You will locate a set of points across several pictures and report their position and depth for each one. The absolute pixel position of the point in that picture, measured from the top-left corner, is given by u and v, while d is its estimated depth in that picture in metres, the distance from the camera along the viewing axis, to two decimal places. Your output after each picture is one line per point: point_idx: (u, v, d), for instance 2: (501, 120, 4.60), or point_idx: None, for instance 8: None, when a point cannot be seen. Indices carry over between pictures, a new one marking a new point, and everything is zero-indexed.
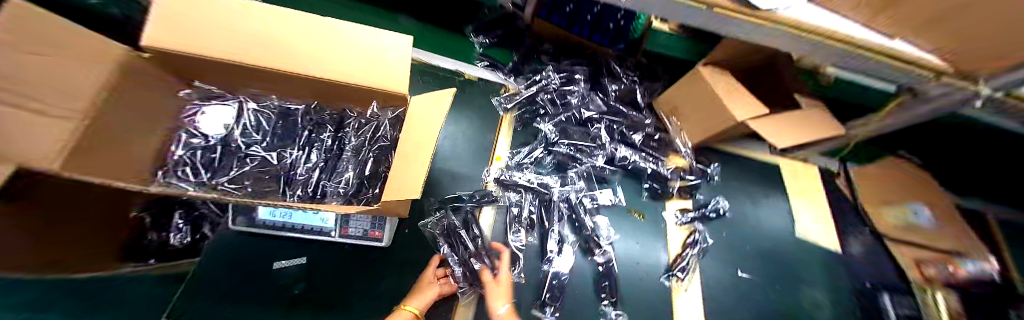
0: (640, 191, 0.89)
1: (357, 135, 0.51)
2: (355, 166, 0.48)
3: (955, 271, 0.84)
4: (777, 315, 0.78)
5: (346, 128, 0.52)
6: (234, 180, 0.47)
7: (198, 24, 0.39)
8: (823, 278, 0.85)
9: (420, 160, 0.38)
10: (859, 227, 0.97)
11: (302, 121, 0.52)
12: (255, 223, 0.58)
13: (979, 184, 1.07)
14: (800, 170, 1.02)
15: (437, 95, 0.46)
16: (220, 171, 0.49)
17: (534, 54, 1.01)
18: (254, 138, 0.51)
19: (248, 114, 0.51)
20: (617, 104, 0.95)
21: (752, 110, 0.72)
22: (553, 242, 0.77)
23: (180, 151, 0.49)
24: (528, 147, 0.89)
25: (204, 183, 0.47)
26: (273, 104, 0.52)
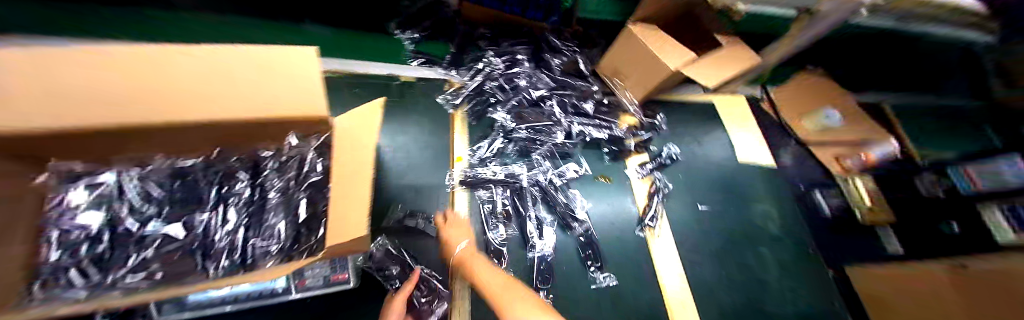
0: (602, 156, 0.92)
1: (279, 178, 0.47)
2: (285, 214, 0.44)
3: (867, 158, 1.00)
4: (738, 235, 0.88)
5: (264, 174, 0.48)
6: (134, 269, 0.40)
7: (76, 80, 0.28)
8: (769, 192, 0.96)
9: (360, 188, 0.34)
10: (786, 140, 1.10)
11: (204, 177, 0.47)
12: (188, 305, 0.50)
13: (871, 79, 1.26)
14: (733, 102, 1.12)
15: (362, 108, 0.40)
16: (118, 262, 0.40)
17: (471, 42, 0.96)
18: (148, 213, 0.44)
19: (132, 187, 0.44)
20: (563, 78, 0.95)
21: (682, 56, 0.77)
22: (533, 227, 0.78)
23: (54, 254, 0.39)
24: (487, 140, 0.86)
25: (100, 282, 0.39)
26: (161, 166, 0.46)
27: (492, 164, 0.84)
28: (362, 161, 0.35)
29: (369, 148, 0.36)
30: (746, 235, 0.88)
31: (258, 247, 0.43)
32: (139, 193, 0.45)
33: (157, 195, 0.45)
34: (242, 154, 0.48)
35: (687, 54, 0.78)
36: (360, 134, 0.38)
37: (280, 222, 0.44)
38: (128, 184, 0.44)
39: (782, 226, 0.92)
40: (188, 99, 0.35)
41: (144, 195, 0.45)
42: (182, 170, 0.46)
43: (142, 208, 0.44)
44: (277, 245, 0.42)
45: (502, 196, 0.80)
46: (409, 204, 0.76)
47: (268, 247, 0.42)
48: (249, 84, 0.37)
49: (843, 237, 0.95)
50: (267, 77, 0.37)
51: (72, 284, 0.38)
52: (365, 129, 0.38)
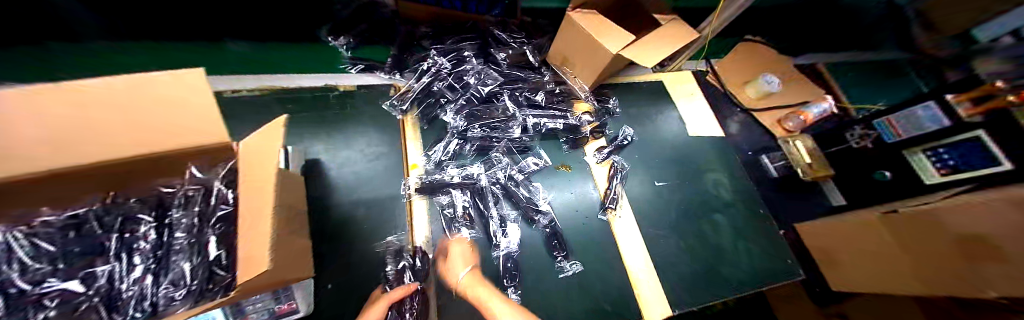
0: (560, 145, 0.92)
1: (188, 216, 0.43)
2: (200, 253, 0.41)
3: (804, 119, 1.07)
4: (695, 205, 0.92)
5: (171, 214, 0.44)
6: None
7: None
8: (720, 161, 1.01)
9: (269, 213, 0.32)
10: (733, 109, 1.16)
11: (104, 224, 0.41)
12: None
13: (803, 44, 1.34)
14: (682, 78, 1.15)
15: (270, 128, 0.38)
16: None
17: (412, 42, 0.93)
18: (40, 270, 0.37)
19: (20, 244, 0.37)
20: (511, 71, 0.93)
21: (622, 40, 0.77)
22: (498, 225, 0.76)
23: None
24: (442, 143, 0.82)
25: None
26: (50, 220, 0.39)
27: (450, 166, 0.81)
28: (263, 194, 0.34)
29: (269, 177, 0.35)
30: (702, 204, 0.93)
31: (165, 293, 0.38)
32: (25, 251, 0.37)
33: (48, 250, 0.38)
34: (142, 195, 0.44)
35: (626, 36, 0.78)
36: (261, 162, 0.36)
37: (185, 263, 0.40)
38: (14, 242, 0.37)
39: (734, 192, 0.97)
40: (91, 140, 0.32)
41: (32, 253, 0.37)
42: (78, 219, 0.40)
43: (36, 265, 0.37)
44: (189, 287, 0.38)
45: (463, 199, 0.77)
46: (362, 220, 0.72)
47: (176, 291, 0.38)
48: (162, 116, 0.34)
49: (788, 194, 1.02)
50: (178, 105, 0.34)
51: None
52: (268, 158, 0.36)
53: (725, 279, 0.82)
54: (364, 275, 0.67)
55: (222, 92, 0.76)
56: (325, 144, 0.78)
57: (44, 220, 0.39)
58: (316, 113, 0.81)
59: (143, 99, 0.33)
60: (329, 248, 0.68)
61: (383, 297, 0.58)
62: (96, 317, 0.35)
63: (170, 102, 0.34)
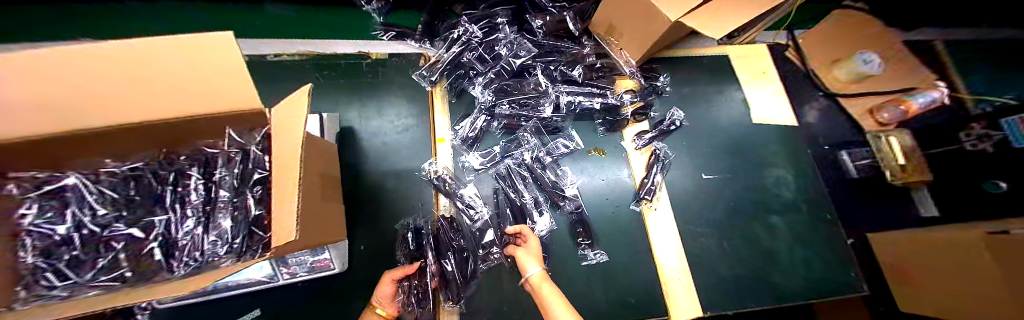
0: (595, 127, 0.84)
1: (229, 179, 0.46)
2: (235, 213, 0.44)
3: (906, 109, 0.88)
4: (745, 204, 0.81)
5: (216, 173, 0.46)
6: (106, 269, 0.39)
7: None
8: (786, 155, 0.86)
9: (289, 194, 0.31)
10: (811, 94, 0.96)
11: (158, 180, 0.45)
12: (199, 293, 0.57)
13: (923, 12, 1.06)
14: (750, 54, 0.97)
15: (293, 99, 0.35)
16: (83, 265, 0.39)
17: (444, 7, 0.89)
18: (107, 216, 0.42)
19: (96, 189, 0.42)
20: (546, 42, 0.85)
21: (687, 3, 0.64)
22: (523, 206, 0.74)
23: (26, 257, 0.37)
24: (469, 119, 0.79)
25: (77, 283, 0.38)
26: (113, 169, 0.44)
27: (474, 148, 0.78)
28: (292, 159, 0.32)
29: (296, 144, 0.33)
30: (754, 203, 0.81)
31: (211, 248, 0.42)
32: (98, 197, 0.42)
33: (117, 197, 0.43)
34: (189, 152, 0.46)
35: (691, 0, 0.65)
36: (286, 128, 0.35)
37: (228, 221, 0.43)
38: (85, 187, 0.42)
39: (797, 192, 0.84)
40: (119, 90, 0.31)
41: (100, 199, 0.42)
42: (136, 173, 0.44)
43: (104, 210, 0.42)
44: (232, 244, 0.42)
45: (489, 177, 0.78)
46: (390, 190, 0.74)
47: (217, 247, 0.42)
48: (178, 71, 0.31)
49: (872, 200, 0.85)
50: (192, 65, 0.31)
51: (53, 284, 0.37)
52: (291, 125, 0.34)
53: (772, 288, 0.73)
54: (389, 242, 0.70)
55: (266, 55, 0.80)
56: (357, 112, 0.79)
57: (109, 170, 0.44)
58: (350, 80, 0.81)
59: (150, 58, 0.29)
60: (360, 216, 0.71)
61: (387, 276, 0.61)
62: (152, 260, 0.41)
63: (182, 62, 0.30)
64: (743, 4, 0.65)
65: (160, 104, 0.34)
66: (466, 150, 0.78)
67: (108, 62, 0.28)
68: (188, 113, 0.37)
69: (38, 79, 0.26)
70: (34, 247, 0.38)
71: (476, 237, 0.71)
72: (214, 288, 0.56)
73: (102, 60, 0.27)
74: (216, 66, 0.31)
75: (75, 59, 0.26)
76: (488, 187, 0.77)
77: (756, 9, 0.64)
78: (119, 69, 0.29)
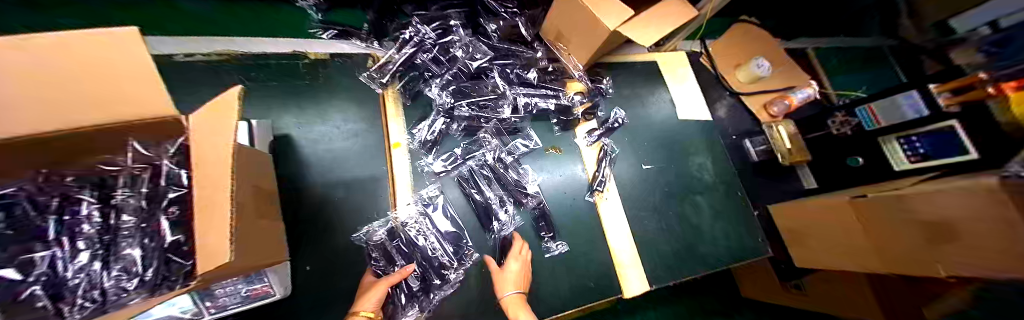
0: (551, 126, 0.89)
1: (134, 202, 0.40)
2: (141, 240, 0.38)
3: (789, 104, 1.08)
4: (679, 188, 0.94)
5: (118, 194, 0.41)
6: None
7: None
8: (708, 145, 1.02)
9: (222, 210, 0.28)
10: (721, 93, 1.15)
11: (37, 207, 0.37)
12: None
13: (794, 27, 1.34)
14: (674, 58, 1.13)
15: (214, 105, 0.31)
16: None
17: (394, 6, 0.88)
18: None
19: None
20: (501, 45, 0.87)
21: (622, 15, 0.72)
22: (488, 206, 0.75)
23: None
24: (427, 121, 0.78)
25: None
26: None
27: (433, 151, 0.77)
28: (222, 168, 0.29)
29: (225, 152, 0.30)
30: (685, 186, 0.95)
31: (114, 283, 0.36)
32: None
33: None
34: (80, 172, 0.40)
35: (624, 11, 0.73)
36: (212, 134, 0.31)
37: (136, 250, 0.38)
38: None
39: (716, 175, 0.99)
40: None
41: None
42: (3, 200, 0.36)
43: None
44: (142, 277, 0.36)
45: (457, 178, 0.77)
46: (342, 201, 0.69)
47: (124, 282, 0.36)
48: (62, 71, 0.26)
49: (766, 178, 1.06)
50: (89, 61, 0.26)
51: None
52: (217, 130, 0.31)
53: (702, 258, 0.86)
54: (343, 256, 0.66)
55: (172, 55, 0.68)
56: (297, 118, 0.72)
57: None
58: (284, 82, 0.74)
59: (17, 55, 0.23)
60: (307, 232, 0.65)
61: (380, 283, 0.58)
62: (36, 307, 0.32)
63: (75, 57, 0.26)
64: (667, 17, 0.76)
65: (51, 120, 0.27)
66: (424, 154, 0.77)
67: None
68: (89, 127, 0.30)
69: None
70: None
71: (443, 241, 0.69)
72: None
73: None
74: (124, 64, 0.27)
75: None
76: (452, 189, 0.77)
77: (675, 23, 0.75)
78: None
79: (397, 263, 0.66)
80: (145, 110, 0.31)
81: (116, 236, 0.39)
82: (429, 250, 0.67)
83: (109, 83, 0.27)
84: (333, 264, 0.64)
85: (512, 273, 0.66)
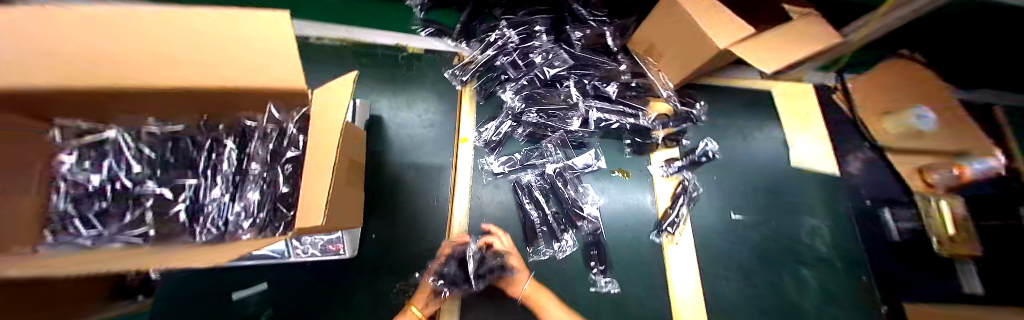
0: (622, 148, 0.81)
1: (260, 151, 0.47)
2: (260, 186, 0.45)
3: (961, 174, 0.77)
4: (775, 251, 0.76)
5: (251, 145, 0.47)
6: (132, 223, 0.42)
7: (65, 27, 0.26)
8: (826, 205, 0.81)
9: (323, 175, 0.32)
10: (856, 143, 0.90)
11: (190, 143, 0.46)
12: None
13: None
14: (797, 92, 0.93)
15: (335, 84, 0.35)
16: (113, 220, 0.41)
17: (484, 9, 0.88)
18: (141, 173, 0.44)
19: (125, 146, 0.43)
20: (583, 54, 0.81)
21: (740, 34, 0.61)
22: (538, 219, 0.72)
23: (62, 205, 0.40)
24: (495, 122, 0.79)
25: (102, 236, 0.40)
26: (154, 130, 0.44)
27: (495, 151, 0.77)
28: (326, 142, 0.32)
29: (334, 130, 0.33)
30: (786, 250, 0.76)
31: (233, 218, 0.44)
32: (132, 154, 0.43)
33: (149, 155, 0.44)
34: (228, 123, 0.47)
35: (739, 29, 0.61)
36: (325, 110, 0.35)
37: (255, 194, 0.45)
38: (124, 143, 0.43)
39: (832, 246, 0.78)
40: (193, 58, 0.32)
41: (136, 156, 0.44)
42: (172, 135, 0.45)
43: (138, 167, 0.44)
44: (255, 217, 0.43)
45: (515, 181, 0.76)
46: (408, 183, 0.73)
47: (240, 218, 0.44)
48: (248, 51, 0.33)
49: (916, 268, 0.78)
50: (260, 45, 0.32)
51: (80, 233, 0.40)
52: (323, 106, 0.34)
53: None
54: (402, 234, 0.69)
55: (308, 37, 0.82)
56: (386, 102, 0.79)
57: (149, 130, 0.44)
58: (382, 69, 0.82)
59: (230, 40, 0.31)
60: (375, 204, 0.70)
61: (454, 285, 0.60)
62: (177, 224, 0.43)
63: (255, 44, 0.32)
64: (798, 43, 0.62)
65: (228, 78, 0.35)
66: (487, 153, 0.77)
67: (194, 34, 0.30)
68: (234, 86, 0.36)
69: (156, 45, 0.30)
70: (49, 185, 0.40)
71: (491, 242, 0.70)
72: None
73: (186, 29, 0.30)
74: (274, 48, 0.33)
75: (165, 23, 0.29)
76: (507, 191, 0.75)
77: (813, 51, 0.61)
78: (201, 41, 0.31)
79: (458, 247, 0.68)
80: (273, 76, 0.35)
81: (245, 178, 0.47)
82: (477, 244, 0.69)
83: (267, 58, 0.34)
84: (392, 240, 0.68)
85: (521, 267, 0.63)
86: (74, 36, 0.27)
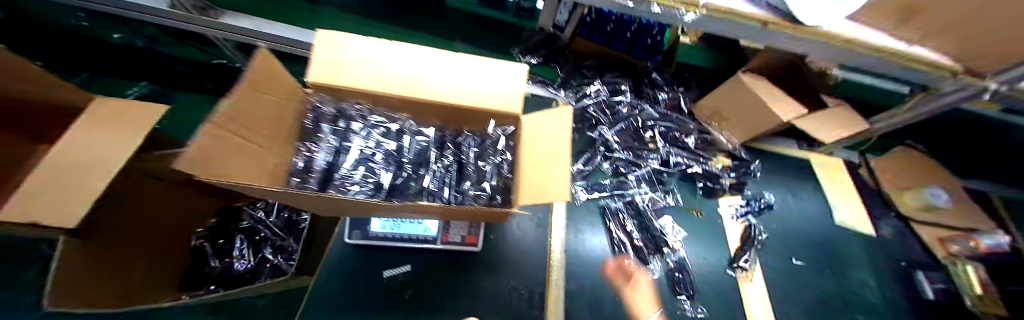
0: (695, 191, 0.94)
1: (475, 148, 0.59)
2: (490, 174, 0.57)
3: (975, 245, 0.96)
4: (835, 300, 0.86)
5: (466, 147, 0.59)
6: (378, 187, 0.51)
7: (448, 68, 0.54)
8: (864, 256, 0.96)
9: (563, 160, 0.44)
10: (886, 212, 1.07)
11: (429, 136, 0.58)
12: (369, 234, 0.66)
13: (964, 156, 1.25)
14: (829, 165, 1.14)
15: (554, 112, 0.50)
16: (357, 185, 0.50)
17: (578, 70, 1.11)
18: (388, 151, 0.55)
19: (373, 129, 0.55)
20: (670, 113, 1.00)
21: (793, 111, 0.85)
22: (654, 256, 0.81)
23: (343, 166, 0.51)
24: (587, 156, 0.94)
25: (383, 193, 0.50)
26: (395, 120, 0.57)
27: (585, 180, 0.91)
28: (563, 134, 0.46)
29: (565, 134, 0.46)
30: (843, 299, 0.86)
31: (467, 189, 0.55)
32: (379, 129, 0.56)
33: (389, 129, 0.56)
34: (450, 127, 0.61)
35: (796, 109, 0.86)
36: (553, 132, 0.49)
37: (483, 181, 0.56)
38: (374, 119, 0.56)
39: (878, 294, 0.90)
40: (467, 85, 0.55)
41: (381, 132, 0.55)
42: (420, 132, 0.58)
43: (382, 147, 0.55)
44: (483, 185, 0.56)
45: (622, 211, 0.86)
46: None
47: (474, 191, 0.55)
48: (499, 89, 0.55)
49: None
50: (505, 85, 0.55)
51: (346, 186, 0.49)
52: (559, 127, 0.48)
53: None
54: (509, 247, 0.77)
55: None
56: None
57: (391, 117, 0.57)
58: None
59: (496, 85, 0.55)
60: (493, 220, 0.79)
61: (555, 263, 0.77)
62: (421, 190, 0.53)
63: (507, 84, 0.55)
64: (821, 122, 0.92)
65: (473, 96, 0.55)
66: (581, 180, 0.91)
67: (485, 80, 0.55)
68: (480, 106, 0.55)
69: (462, 77, 0.54)
70: (331, 144, 0.52)
71: (635, 260, 0.80)
72: (391, 236, 0.67)
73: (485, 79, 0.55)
74: (508, 96, 0.55)
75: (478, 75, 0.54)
76: (616, 222, 0.85)
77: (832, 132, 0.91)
78: (483, 79, 0.55)
79: (590, 256, 0.80)
80: (508, 114, 0.55)
81: (466, 169, 0.57)
82: (626, 253, 0.81)
83: (503, 96, 0.55)
84: (499, 234, 0.78)
85: (645, 292, 0.75)
86: (443, 65, 0.53)
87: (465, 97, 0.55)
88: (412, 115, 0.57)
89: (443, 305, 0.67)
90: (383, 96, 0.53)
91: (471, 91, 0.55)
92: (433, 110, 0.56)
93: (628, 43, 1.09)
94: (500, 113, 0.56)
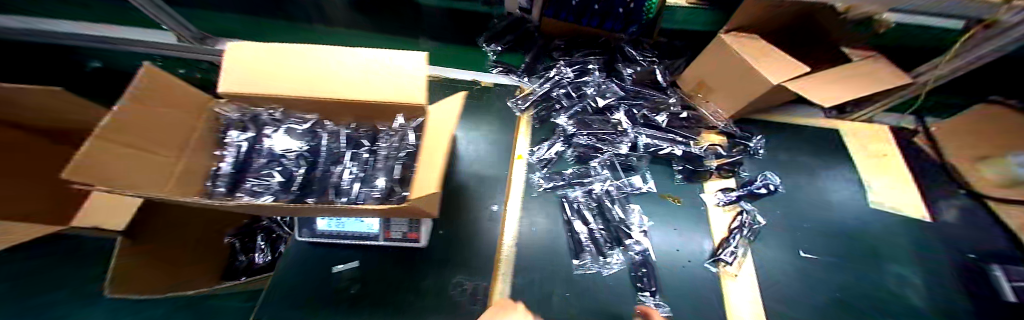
0: (673, 175, 0.84)
1: (386, 145, 0.58)
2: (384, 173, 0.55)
3: None
4: (872, 304, 0.67)
5: (379, 143, 0.59)
6: (282, 189, 0.53)
7: (345, 61, 0.52)
8: (908, 246, 0.75)
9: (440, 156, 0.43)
10: (947, 189, 0.84)
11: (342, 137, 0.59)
12: (317, 231, 0.71)
13: None
14: (869, 132, 0.94)
15: (450, 104, 0.49)
16: (262, 190, 0.53)
17: (545, 52, 1.06)
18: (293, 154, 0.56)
19: (293, 132, 0.58)
20: (635, 88, 0.95)
21: (792, 71, 0.68)
22: (616, 248, 0.73)
23: (252, 172, 0.55)
24: (548, 143, 0.89)
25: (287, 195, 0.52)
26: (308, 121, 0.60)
27: (545, 169, 0.86)
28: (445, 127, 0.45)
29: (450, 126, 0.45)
30: (881, 302, 0.67)
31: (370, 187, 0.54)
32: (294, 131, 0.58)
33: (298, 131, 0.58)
34: (365, 125, 0.61)
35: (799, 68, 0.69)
36: (443, 124, 0.47)
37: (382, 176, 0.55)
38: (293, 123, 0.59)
39: (936, 298, 0.68)
40: (366, 78, 0.53)
41: (294, 134, 0.58)
42: (337, 131, 0.60)
43: (294, 149, 0.57)
44: (381, 183, 0.54)
45: (581, 199, 0.80)
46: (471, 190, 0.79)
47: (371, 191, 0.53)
48: (399, 79, 0.53)
49: None
50: (404, 74, 0.52)
51: (252, 190, 0.53)
52: (445, 119, 0.47)
53: None
54: (463, 236, 0.73)
55: None
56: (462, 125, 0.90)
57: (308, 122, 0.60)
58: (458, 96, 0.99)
59: (395, 75, 0.52)
60: (445, 211, 0.76)
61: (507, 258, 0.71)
62: (326, 189, 0.54)
63: (406, 72, 0.52)
64: (848, 80, 0.71)
65: (374, 90, 0.54)
66: (539, 169, 0.86)
67: (384, 70, 0.52)
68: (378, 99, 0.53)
69: (360, 69, 0.52)
70: (241, 147, 0.56)
71: (595, 254, 0.73)
72: (336, 233, 0.71)
73: (383, 68, 0.52)
74: (407, 87, 0.52)
75: (376, 65, 0.52)
76: (576, 213, 0.78)
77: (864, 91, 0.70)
78: (382, 68, 0.52)
79: (548, 249, 0.74)
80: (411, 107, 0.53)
81: (376, 167, 0.57)
82: (586, 246, 0.73)
83: (401, 88, 0.53)
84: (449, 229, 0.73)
85: (606, 289, 0.67)
86: (341, 59, 0.52)
87: (370, 90, 0.54)
88: (328, 116, 0.59)
89: (386, 304, 0.64)
90: (288, 98, 0.54)
91: (372, 83, 0.54)
92: (340, 108, 0.57)
93: (600, 16, 0.96)
94: (404, 105, 0.54)
